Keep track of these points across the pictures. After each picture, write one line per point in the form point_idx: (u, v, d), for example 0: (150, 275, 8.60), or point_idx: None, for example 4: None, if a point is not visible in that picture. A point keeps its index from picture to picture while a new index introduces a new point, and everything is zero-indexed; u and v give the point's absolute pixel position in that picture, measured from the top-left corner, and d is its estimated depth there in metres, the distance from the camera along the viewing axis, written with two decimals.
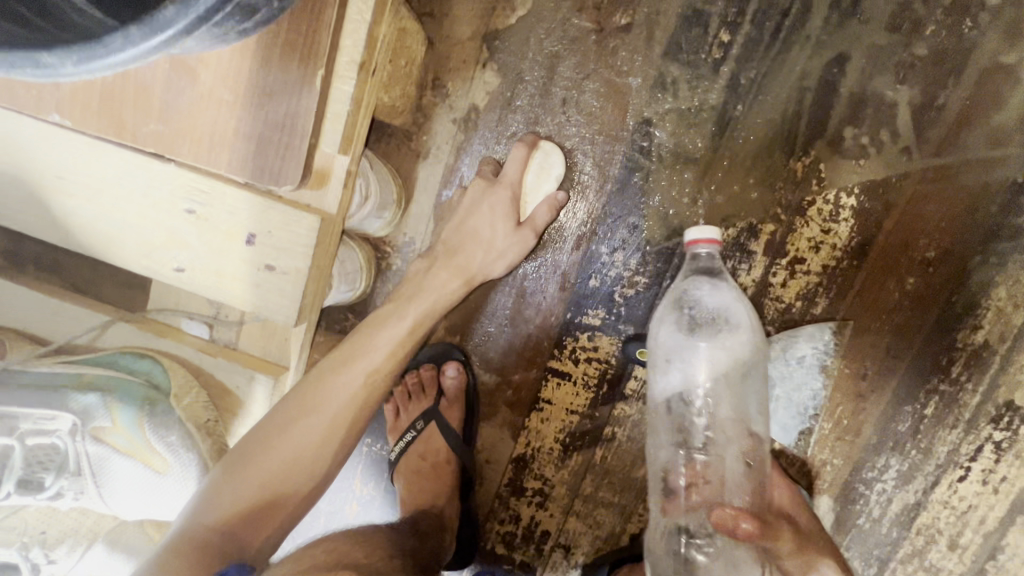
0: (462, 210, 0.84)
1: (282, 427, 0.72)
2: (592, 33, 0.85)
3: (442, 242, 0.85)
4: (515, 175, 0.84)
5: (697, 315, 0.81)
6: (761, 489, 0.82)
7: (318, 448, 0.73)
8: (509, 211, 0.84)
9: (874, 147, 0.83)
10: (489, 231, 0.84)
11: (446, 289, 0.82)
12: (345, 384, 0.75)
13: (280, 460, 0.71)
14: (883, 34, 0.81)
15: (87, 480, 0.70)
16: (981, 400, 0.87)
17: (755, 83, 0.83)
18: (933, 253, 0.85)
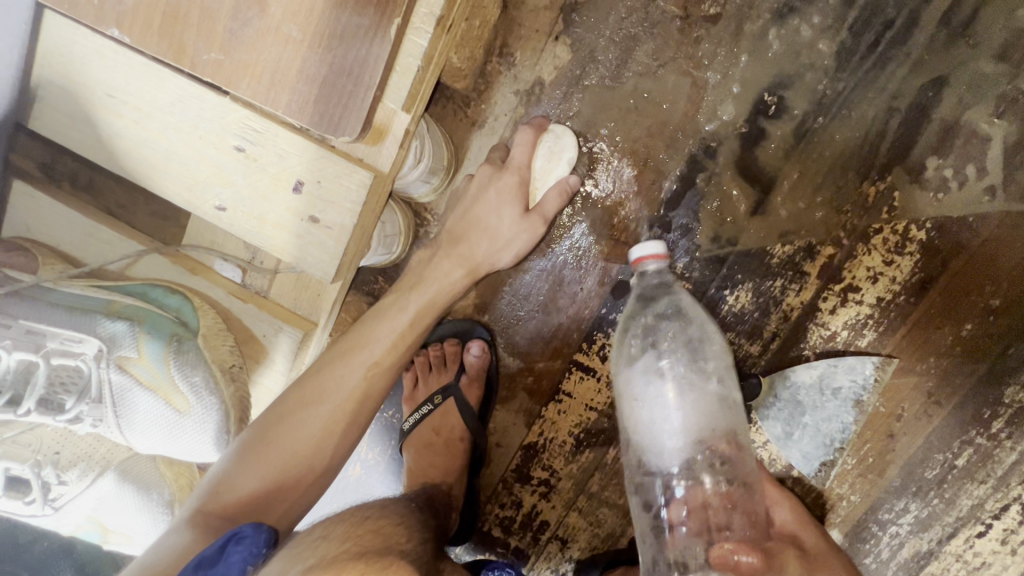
0: (470, 197, 0.81)
1: (284, 416, 0.71)
2: (676, 19, 0.80)
3: (446, 229, 0.81)
4: (523, 159, 0.81)
5: (657, 332, 0.75)
6: (757, 514, 0.78)
7: (321, 437, 0.71)
8: (517, 199, 0.80)
9: (956, 182, 0.78)
10: (496, 218, 0.80)
11: (446, 280, 0.79)
12: (347, 374, 0.73)
13: (286, 448, 0.70)
14: (990, 62, 0.75)
15: (106, 409, 0.70)
16: (1017, 460, 0.84)
17: (841, 96, 0.79)
18: (998, 301, 0.80)
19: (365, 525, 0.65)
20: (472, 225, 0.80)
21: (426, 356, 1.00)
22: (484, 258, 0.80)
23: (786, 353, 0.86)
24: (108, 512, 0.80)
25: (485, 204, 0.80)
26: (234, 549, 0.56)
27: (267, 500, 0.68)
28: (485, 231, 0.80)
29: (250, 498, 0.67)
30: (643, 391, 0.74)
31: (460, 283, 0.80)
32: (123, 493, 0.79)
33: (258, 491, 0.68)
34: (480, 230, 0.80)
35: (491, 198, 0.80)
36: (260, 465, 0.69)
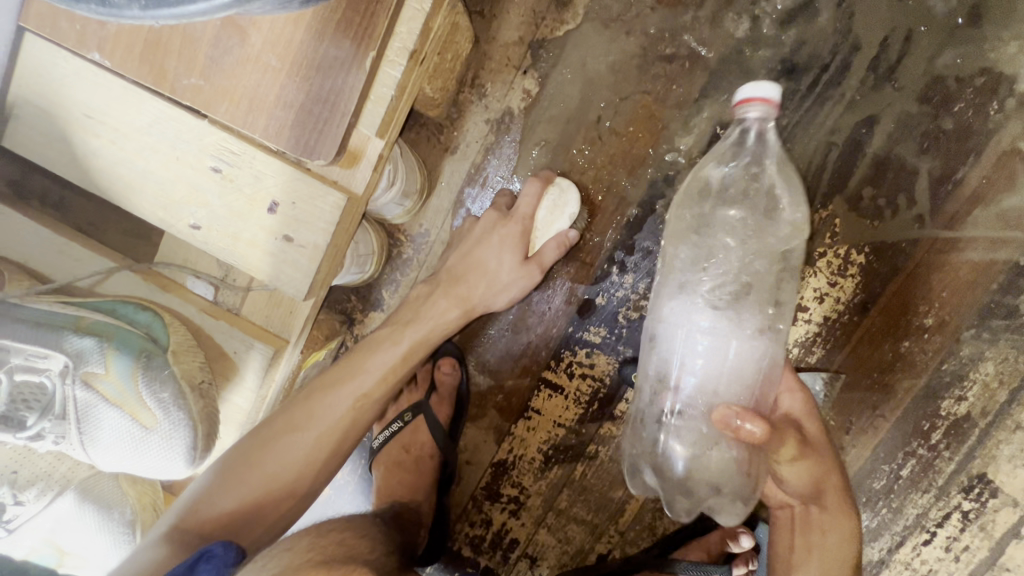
0: (472, 240, 0.85)
1: (266, 442, 0.73)
2: (635, 57, 0.86)
3: (447, 268, 0.84)
4: (527, 209, 0.84)
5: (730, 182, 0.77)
6: (768, 398, 0.78)
7: (302, 466, 0.72)
8: (518, 245, 0.84)
9: (890, 211, 0.85)
10: (496, 262, 0.83)
11: (443, 318, 0.82)
12: (333, 405, 0.75)
13: (266, 472, 0.71)
14: (915, 103, 0.82)
15: (69, 426, 0.69)
16: (955, 469, 0.90)
17: (786, 131, 0.85)
18: (931, 320, 0.87)
19: (329, 537, 0.67)
20: (471, 268, 0.83)
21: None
22: (478, 301, 0.84)
23: None
24: (67, 533, 0.78)
25: (487, 246, 0.84)
26: (202, 568, 0.56)
27: (243, 521, 0.69)
28: (485, 274, 0.84)
29: (229, 518, 0.69)
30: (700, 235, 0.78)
31: (455, 322, 0.83)
32: (84, 513, 0.78)
33: (236, 511, 0.69)
34: (478, 272, 0.83)
35: (495, 244, 0.83)
36: (240, 488, 0.70)
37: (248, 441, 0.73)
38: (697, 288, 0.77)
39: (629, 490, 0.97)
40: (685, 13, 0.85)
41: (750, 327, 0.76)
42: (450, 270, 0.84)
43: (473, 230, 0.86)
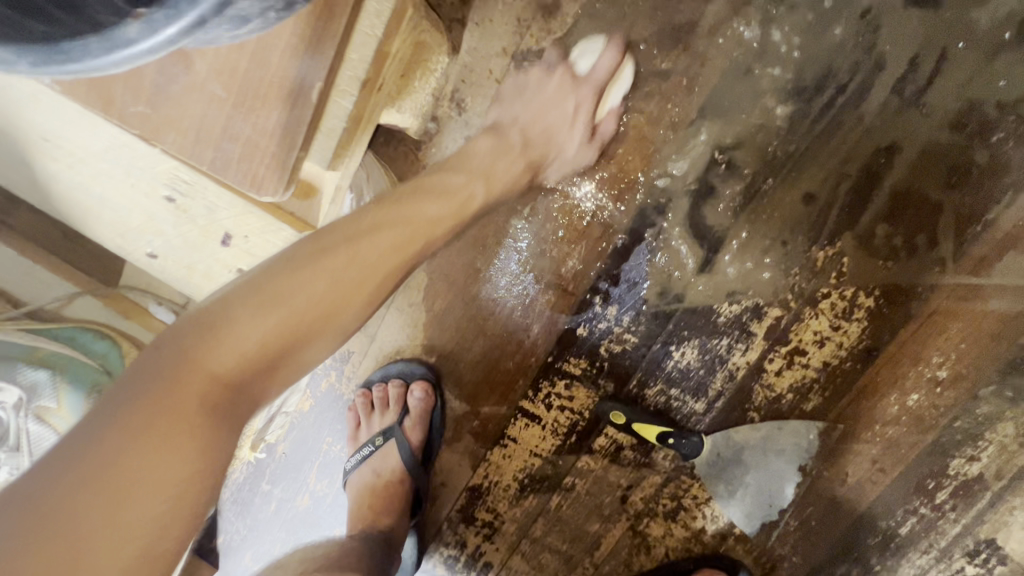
0: (544, 95, 0.78)
1: (323, 251, 0.56)
2: (627, 72, 0.78)
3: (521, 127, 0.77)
4: (601, 77, 0.76)
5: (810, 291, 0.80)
6: None
7: (368, 281, 0.58)
8: (590, 124, 0.78)
9: (907, 251, 0.76)
10: (565, 138, 0.78)
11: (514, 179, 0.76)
12: (419, 211, 0.63)
13: (251, 350, 0.51)
14: (945, 131, 0.72)
15: (23, 458, 0.65)
16: (960, 532, 0.83)
17: (792, 158, 0.76)
18: (946, 372, 0.79)
19: None
20: (546, 112, 0.77)
21: (370, 396, 0.96)
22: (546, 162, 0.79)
23: (730, 412, 0.85)
24: None
25: None
26: None
27: (308, 335, 0.54)
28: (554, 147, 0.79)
29: (253, 359, 0.51)
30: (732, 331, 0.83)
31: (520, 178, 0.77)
32: None
33: (269, 347, 0.52)
34: (548, 138, 0.78)
35: (576, 113, 0.77)
36: (276, 304, 0.52)
37: (264, 274, 0.54)
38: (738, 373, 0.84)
39: (605, 524, 0.94)
40: (684, 22, 0.76)
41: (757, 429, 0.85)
42: (522, 127, 0.77)
43: (539, 87, 0.78)
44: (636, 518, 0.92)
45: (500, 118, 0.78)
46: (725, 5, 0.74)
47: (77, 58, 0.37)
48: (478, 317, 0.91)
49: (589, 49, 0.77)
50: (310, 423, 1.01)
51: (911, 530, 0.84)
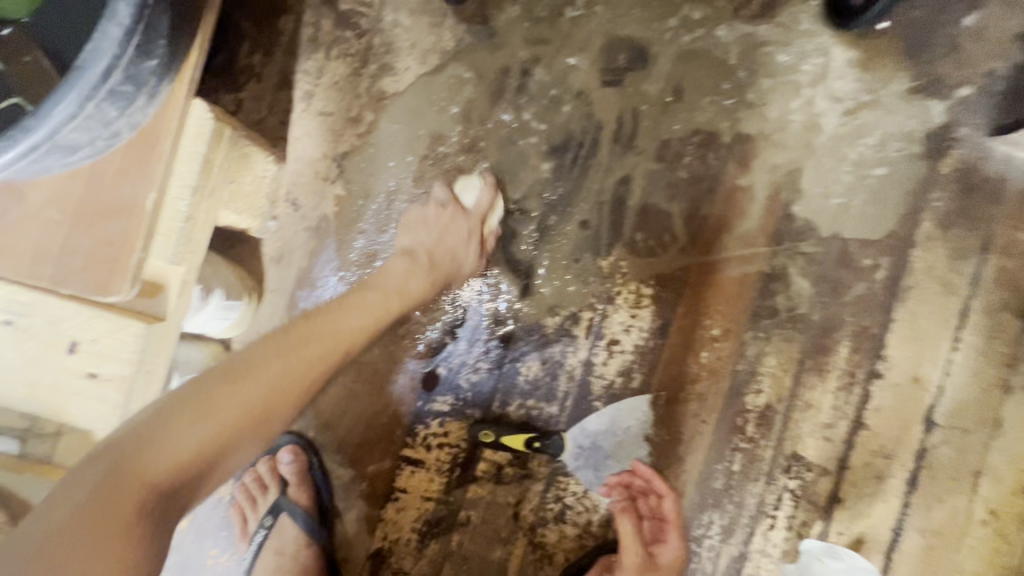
0: (440, 229, 0.94)
1: (262, 359, 0.72)
2: (427, 157, 1.00)
3: (426, 251, 0.93)
4: (481, 211, 0.97)
5: (611, 292, 1.01)
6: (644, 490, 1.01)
7: (303, 370, 0.74)
8: (479, 241, 0.97)
9: (661, 248, 1.02)
10: (464, 255, 0.96)
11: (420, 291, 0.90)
12: (360, 314, 0.82)
13: (197, 431, 0.64)
14: (654, 162, 1.02)
15: None
16: (773, 453, 1.03)
17: (563, 198, 1.01)
18: (717, 330, 1.03)
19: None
20: (445, 233, 0.95)
21: (245, 486, 1.00)
22: (451, 280, 0.95)
23: (579, 407, 1.01)
24: None
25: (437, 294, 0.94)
26: None
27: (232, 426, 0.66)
28: (456, 265, 0.95)
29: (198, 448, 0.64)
30: (562, 339, 1.01)
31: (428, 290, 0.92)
32: None
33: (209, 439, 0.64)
34: (453, 256, 0.94)
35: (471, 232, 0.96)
36: (217, 410, 0.66)
37: (227, 364, 0.70)
38: (578, 372, 1.01)
39: (506, 547, 1.00)
40: (459, 116, 1.00)
41: (603, 411, 1.01)
42: (429, 251, 0.93)
43: (436, 216, 0.95)
44: (531, 531, 1.00)
45: (411, 243, 0.94)
46: (486, 100, 1.00)
47: None
48: (347, 381, 1.01)
49: (469, 281, 0.99)
50: (191, 536, 0.99)
51: (742, 464, 1.03)
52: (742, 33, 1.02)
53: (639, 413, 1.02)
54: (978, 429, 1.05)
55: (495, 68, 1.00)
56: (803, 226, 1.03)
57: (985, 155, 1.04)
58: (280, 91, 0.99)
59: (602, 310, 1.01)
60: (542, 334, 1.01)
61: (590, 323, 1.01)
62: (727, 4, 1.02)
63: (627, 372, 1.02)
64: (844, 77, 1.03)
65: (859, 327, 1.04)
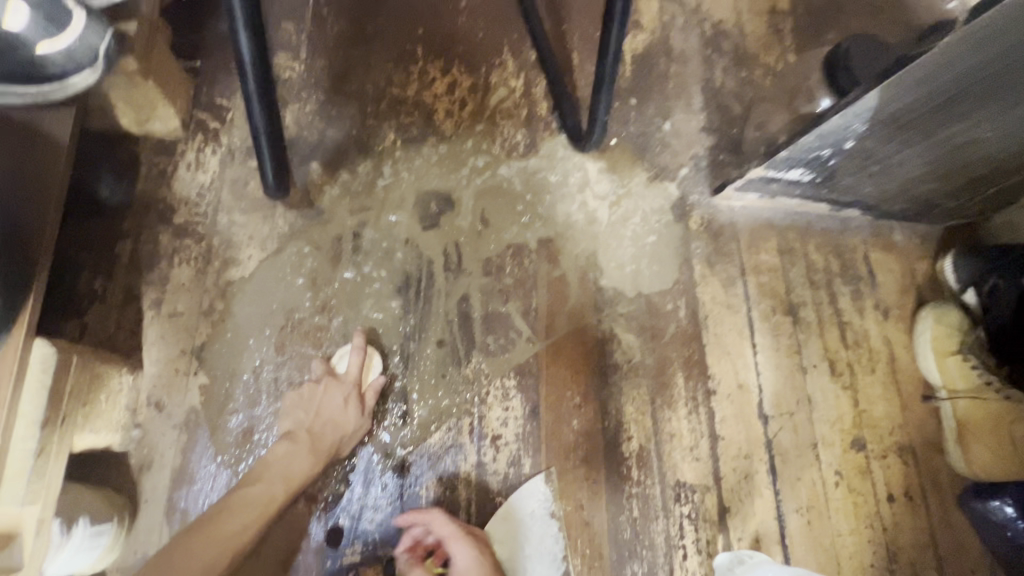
0: (318, 403, 1.02)
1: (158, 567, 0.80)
2: (284, 325, 1.10)
3: (305, 428, 1.00)
4: (354, 374, 1.05)
5: (481, 394, 1.14)
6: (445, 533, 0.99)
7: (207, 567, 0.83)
8: (357, 401, 1.04)
9: (511, 343, 1.19)
10: (344, 416, 1.02)
11: (300, 470, 0.96)
12: (268, 489, 0.93)
13: None
14: (483, 276, 1.23)
15: None
16: (661, 488, 1.17)
17: (416, 327, 1.16)
18: (578, 396, 1.19)
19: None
20: (328, 416, 1.01)
21: None
22: (339, 446, 1.01)
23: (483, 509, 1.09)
24: None
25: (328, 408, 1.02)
26: None
27: None
28: (336, 426, 1.01)
29: None
30: (449, 451, 1.09)
31: (313, 470, 0.97)
32: None
33: None
34: (333, 425, 1.01)
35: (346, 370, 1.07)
36: None
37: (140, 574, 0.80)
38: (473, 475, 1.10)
39: None
40: (306, 283, 1.13)
41: (505, 505, 1.09)
42: (308, 429, 1.00)
43: (315, 394, 1.03)
44: None
45: (293, 425, 1.01)
46: (328, 264, 1.16)
47: None
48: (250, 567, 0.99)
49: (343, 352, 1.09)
50: None
51: (640, 508, 1.14)
52: (518, 168, 1.33)
53: (537, 495, 1.10)
54: (798, 409, 1.29)
55: (329, 237, 1.17)
56: (614, 294, 1.28)
57: (714, 210, 1.41)
58: (125, 307, 1.05)
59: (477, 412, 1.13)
60: (428, 453, 1.09)
61: (469, 428, 1.12)
62: (501, 150, 1.33)
63: (517, 460, 1.12)
64: (601, 181, 1.37)
65: (684, 358, 1.28)
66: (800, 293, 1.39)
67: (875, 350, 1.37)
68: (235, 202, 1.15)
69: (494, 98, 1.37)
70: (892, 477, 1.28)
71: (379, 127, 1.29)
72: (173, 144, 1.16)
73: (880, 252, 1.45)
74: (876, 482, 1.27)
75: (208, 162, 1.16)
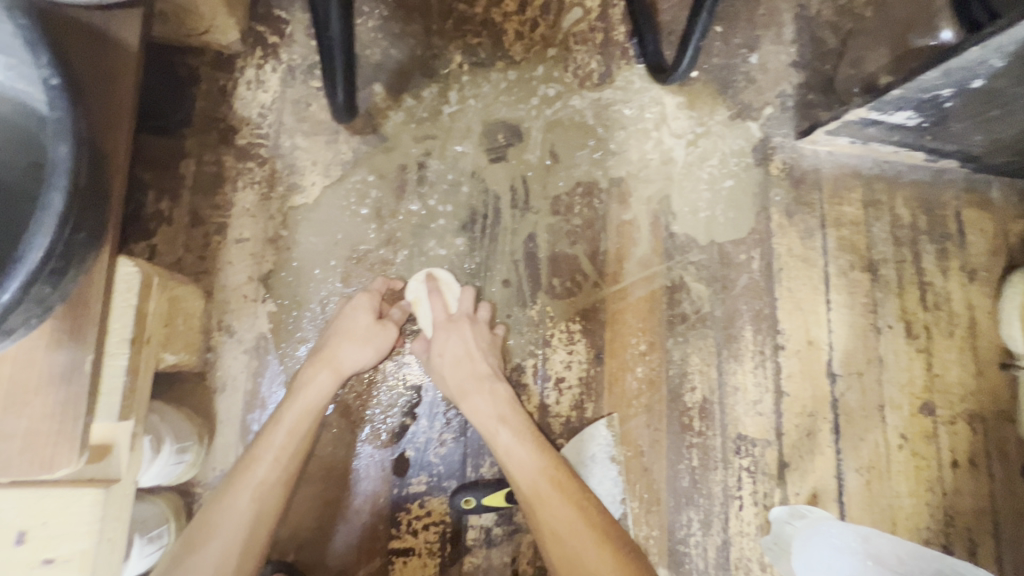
0: (335, 314, 1.02)
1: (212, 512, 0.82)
2: (350, 257, 1.07)
3: (321, 337, 1.00)
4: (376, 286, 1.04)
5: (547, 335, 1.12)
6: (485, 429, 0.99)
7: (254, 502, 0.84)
8: (373, 310, 1.01)
9: (577, 287, 1.15)
10: (351, 320, 0.99)
11: (319, 386, 0.94)
12: (289, 420, 0.91)
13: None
14: (550, 215, 1.17)
15: None
16: (721, 440, 1.15)
17: (482, 264, 1.12)
18: (644, 344, 1.16)
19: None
20: (343, 334, 0.97)
21: None
22: (348, 353, 0.97)
23: None
24: None
25: (341, 316, 1.00)
26: None
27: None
28: (344, 331, 0.98)
29: None
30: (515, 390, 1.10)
31: (327, 384, 0.95)
32: None
33: None
34: (344, 327, 0.99)
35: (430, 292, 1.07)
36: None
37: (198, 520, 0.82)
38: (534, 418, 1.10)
39: None
40: (371, 213, 1.09)
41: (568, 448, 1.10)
42: (324, 336, 1.00)
43: (335, 310, 1.03)
44: None
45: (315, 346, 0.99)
46: (393, 195, 1.11)
47: None
48: (321, 490, 1.00)
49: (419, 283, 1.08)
50: None
51: (699, 458, 1.14)
52: (591, 99, 1.23)
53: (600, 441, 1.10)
54: (868, 370, 1.24)
55: (394, 167, 1.12)
56: (686, 241, 1.22)
57: (798, 155, 1.31)
58: (192, 229, 1.03)
59: (543, 354, 1.11)
60: None
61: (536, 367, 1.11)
62: (573, 79, 1.23)
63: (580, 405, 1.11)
64: (679, 118, 1.27)
65: (753, 311, 1.22)
66: (882, 249, 1.30)
67: (956, 314, 1.30)
68: (297, 124, 1.10)
69: (568, 20, 1.25)
70: (959, 444, 1.25)
71: (445, 48, 1.20)
72: (233, 60, 1.10)
73: (974, 210, 1.34)
74: (941, 448, 1.24)
75: (268, 80, 1.10)
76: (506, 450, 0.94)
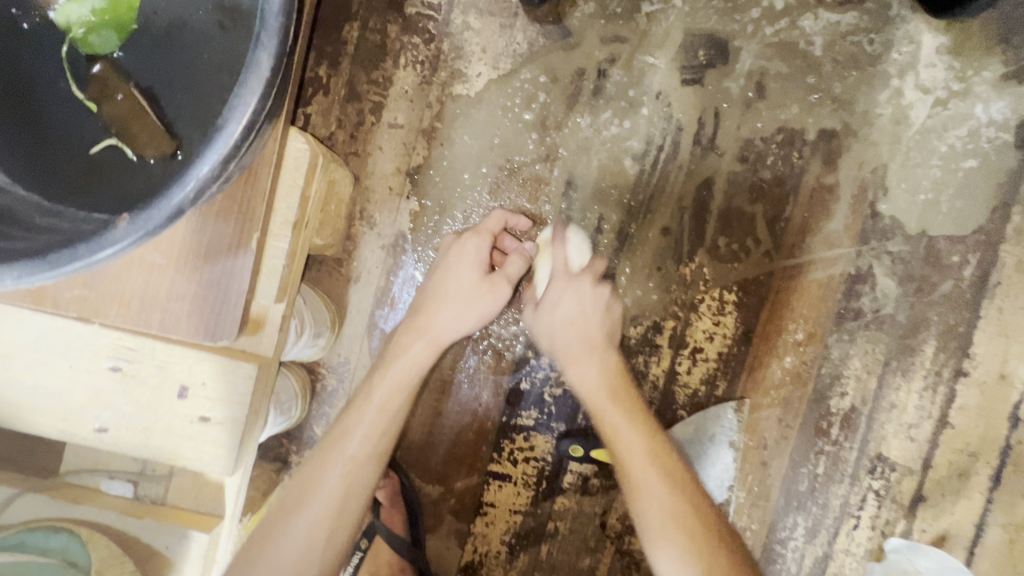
0: (441, 259, 0.90)
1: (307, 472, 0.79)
2: (503, 168, 0.96)
3: (424, 287, 0.89)
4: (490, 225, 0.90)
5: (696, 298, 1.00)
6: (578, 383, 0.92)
7: (345, 473, 0.78)
8: (481, 268, 0.88)
9: (743, 254, 0.99)
10: (456, 278, 0.87)
11: (414, 353, 0.84)
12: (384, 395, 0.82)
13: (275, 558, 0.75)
14: (735, 162, 0.98)
15: None
16: (856, 455, 1.03)
17: (643, 205, 0.98)
18: (802, 333, 1.01)
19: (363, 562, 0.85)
20: (443, 293, 0.87)
21: None
22: (444, 316, 0.86)
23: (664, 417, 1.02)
24: None
25: (447, 264, 0.88)
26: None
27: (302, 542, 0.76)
28: (445, 286, 0.87)
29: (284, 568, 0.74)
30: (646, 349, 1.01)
31: (427, 355, 0.85)
32: None
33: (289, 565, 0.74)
34: (444, 280, 0.87)
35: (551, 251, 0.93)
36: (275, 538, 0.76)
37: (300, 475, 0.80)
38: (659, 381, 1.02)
39: (594, 555, 1.00)
40: (535, 121, 0.96)
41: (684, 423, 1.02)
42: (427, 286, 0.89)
43: (443, 253, 0.90)
44: (619, 540, 1.00)
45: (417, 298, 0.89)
46: (562, 103, 0.96)
47: (82, 253, 0.43)
48: (432, 400, 1.00)
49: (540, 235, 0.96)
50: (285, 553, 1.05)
51: (825, 466, 1.03)
52: (827, 23, 0.97)
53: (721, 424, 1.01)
54: None
55: (570, 70, 0.96)
56: (890, 225, 1.00)
57: None
58: (347, 104, 0.96)
59: (685, 317, 1.00)
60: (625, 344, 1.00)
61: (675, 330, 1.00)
62: None
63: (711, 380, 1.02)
64: (935, 66, 0.98)
65: (946, 325, 1.02)
66: None
67: None
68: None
69: None
70: None
71: None
72: None
73: None
74: None
75: None
76: (584, 379, 0.88)
